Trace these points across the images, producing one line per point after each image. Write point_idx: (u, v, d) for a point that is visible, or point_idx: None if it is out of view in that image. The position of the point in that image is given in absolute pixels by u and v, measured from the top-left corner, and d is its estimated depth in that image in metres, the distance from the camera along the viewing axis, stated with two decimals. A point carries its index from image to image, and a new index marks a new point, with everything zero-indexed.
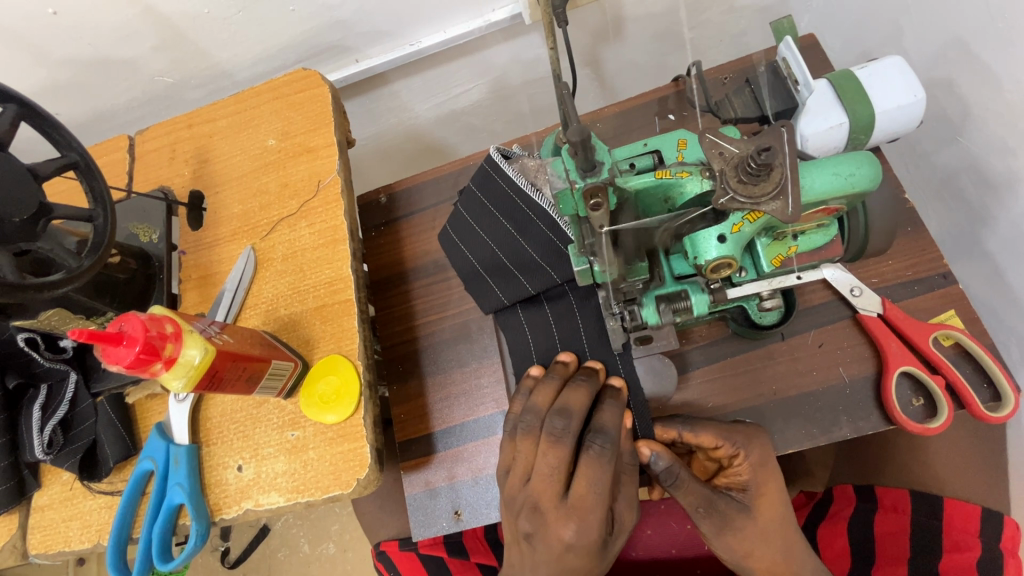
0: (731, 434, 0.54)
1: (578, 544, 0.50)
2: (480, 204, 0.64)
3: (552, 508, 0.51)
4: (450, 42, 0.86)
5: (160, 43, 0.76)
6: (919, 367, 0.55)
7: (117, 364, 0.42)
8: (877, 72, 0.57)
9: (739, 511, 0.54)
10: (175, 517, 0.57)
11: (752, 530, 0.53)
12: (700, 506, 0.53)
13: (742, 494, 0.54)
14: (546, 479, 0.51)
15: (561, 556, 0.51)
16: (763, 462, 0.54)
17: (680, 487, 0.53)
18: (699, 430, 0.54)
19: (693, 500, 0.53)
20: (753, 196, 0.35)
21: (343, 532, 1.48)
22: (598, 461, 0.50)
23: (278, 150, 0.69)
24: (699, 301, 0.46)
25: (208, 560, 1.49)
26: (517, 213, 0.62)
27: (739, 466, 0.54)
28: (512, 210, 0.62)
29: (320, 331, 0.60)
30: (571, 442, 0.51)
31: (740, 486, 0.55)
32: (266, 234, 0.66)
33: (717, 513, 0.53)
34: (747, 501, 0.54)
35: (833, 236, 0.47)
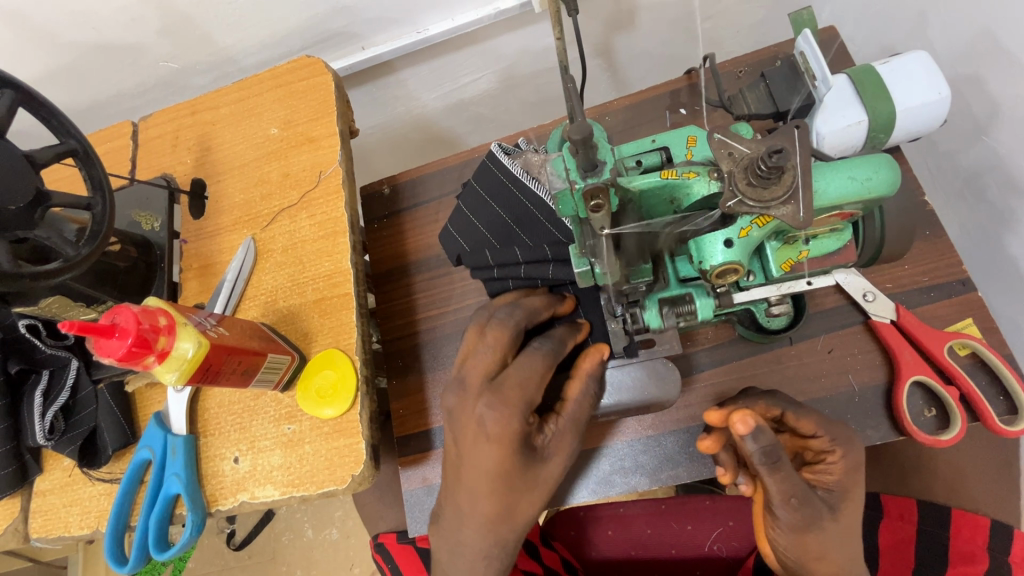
0: (833, 427, 0.50)
1: (491, 425, 0.46)
2: (481, 197, 0.62)
3: (478, 383, 0.49)
4: (458, 30, 0.84)
5: (164, 28, 0.75)
6: (931, 377, 0.53)
7: (108, 357, 0.41)
8: (899, 67, 0.55)
9: (823, 509, 0.48)
10: (172, 507, 0.57)
11: (835, 534, 0.49)
12: (798, 500, 0.47)
13: (830, 493, 0.50)
14: (481, 357, 0.50)
15: (475, 440, 0.47)
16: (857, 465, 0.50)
17: (779, 470, 0.46)
18: (804, 413, 0.49)
19: (787, 489, 0.47)
20: (763, 199, 0.33)
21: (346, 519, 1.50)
22: (535, 351, 0.50)
23: (280, 139, 0.68)
24: (704, 305, 0.43)
25: (214, 542, 1.52)
26: (509, 199, 0.61)
27: (831, 464, 0.50)
28: (504, 195, 0.61)
29: (319, 324, 0.59)
30: (516, 329, 0.52)
31: (829, 484, 0.50)
32: (266, 225, 0.65)
33: (808, 505, 0.47)
34: (831, 501, 0.50)
35: (848, 241, 0.45)
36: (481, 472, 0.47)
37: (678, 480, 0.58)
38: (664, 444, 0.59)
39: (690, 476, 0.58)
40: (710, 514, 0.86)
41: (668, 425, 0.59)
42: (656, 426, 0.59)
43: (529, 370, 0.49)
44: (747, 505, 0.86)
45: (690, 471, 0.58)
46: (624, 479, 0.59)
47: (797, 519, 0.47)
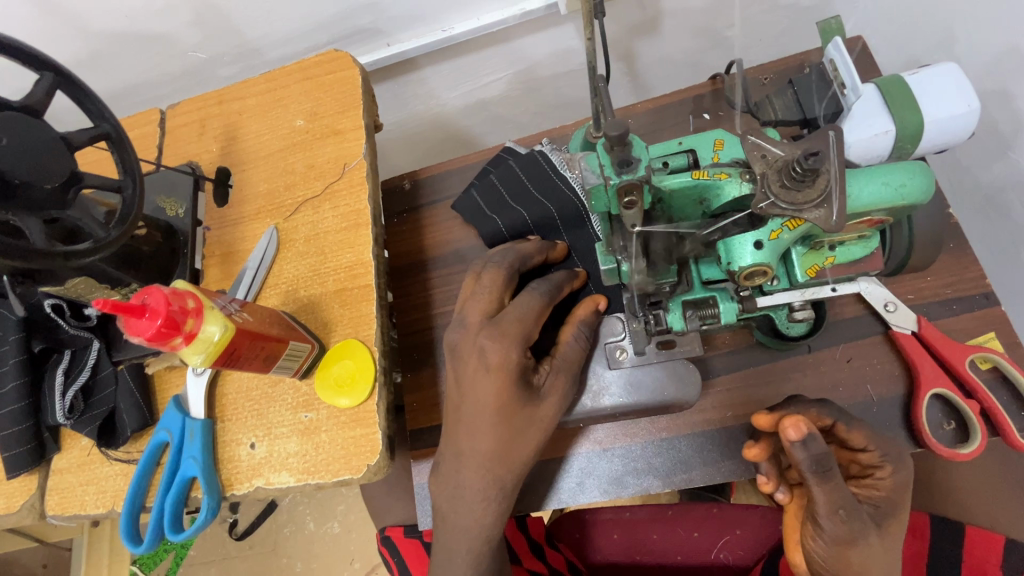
0: (885, 443, 0.50)
1: (491, 353, 0.49)
2: (516, 176, 0.70)
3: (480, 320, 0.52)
4: (484, 29, 0.84)
5: (195, 19, 0.77)
6: (951, 390, 0.52)
7: (138, 336, 0.42)
8: (928, 79, 0.55)
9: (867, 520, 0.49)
10: (187, 489, 0.58)
11: (878, 551, 0.49)
12: (849, 513, 0.47)
13: (876, 509, 0.51)
14: (482, 296, 0.54)
15: (475, 371, 0.50)
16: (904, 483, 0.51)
17: (828, 479, 0.47)
18: (856, 427, 0.50)
19: (836, 499, 0.48)
20: (795, 202, 0.34)
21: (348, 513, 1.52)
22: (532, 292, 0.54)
23: (305, 131, 0.69)
24: (727, 308, 0.43)
25: (215, 531, 1.54)
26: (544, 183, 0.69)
27: (879, 479, 0.51)
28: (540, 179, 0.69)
29: (339, 314, 0.59)
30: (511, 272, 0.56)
31: (875, 500, 0.51)
32: (289, 215, 0.66)
33: (856, 517, 0.48)
34: (877, 517, 0.51)
35: (875, 250, 0.45)
36: (482, 404, 0.49)
37: (692, 484, 0.58)
38: (679, 447, 0.58)
39: (703, 480, 0.57)
40: (717, 522, 0.87)
41: (683, 428, 0.59)
42: (670, 429, 0.59)
43: (526, 309, 0.52)
44: (755, 514, 0.86)
45: (704, 475, 0.58)
46: (636, 480, 0.59)
47: (844, 531, 0.47)
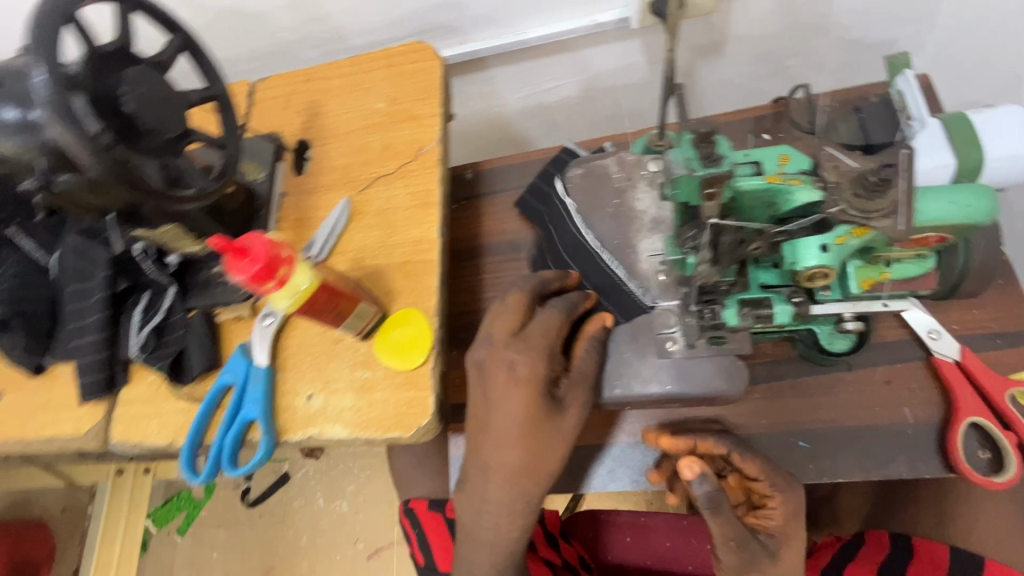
0: (774, 472, 0.56)
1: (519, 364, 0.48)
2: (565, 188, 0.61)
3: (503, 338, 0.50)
4: (556, 36, 0.88)
5: (292, 2, 0.83)
6: (989, 420, 0.54)
7: (238, 275, 0.46)
8: (992, 119, 0.57)
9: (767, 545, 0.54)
10: (245, 430, 0.62)
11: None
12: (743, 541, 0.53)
13: (770, 538, 0.56)
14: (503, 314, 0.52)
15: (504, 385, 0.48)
16: (796, 511, 0.56)
17: (718, 512, 0.51)
18: (748, 456, 0.55)
19: (727, 532, 0.53)
20: (866, 210, 0.36)
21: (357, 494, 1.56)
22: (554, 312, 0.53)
23: (384, 114, 0.73)
24: (782, 309, 0.46)
25: (228, 496, 1.61)
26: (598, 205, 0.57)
27: (773, 508, 0.56)
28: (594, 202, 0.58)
29: (402, 285, 0.63)
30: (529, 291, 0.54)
31: (770, 529, 0.56)
32: (362, 189, 0.70)
33: (746, 546, 0.53)
34: (771, 546, 0.55)
35: (931, 271, 0.48)
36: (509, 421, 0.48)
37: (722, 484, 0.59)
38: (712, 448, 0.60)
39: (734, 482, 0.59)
40: None
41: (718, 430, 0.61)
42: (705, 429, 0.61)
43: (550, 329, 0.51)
44: None
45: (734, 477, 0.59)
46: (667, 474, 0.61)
47: (737, 561, 0.52)
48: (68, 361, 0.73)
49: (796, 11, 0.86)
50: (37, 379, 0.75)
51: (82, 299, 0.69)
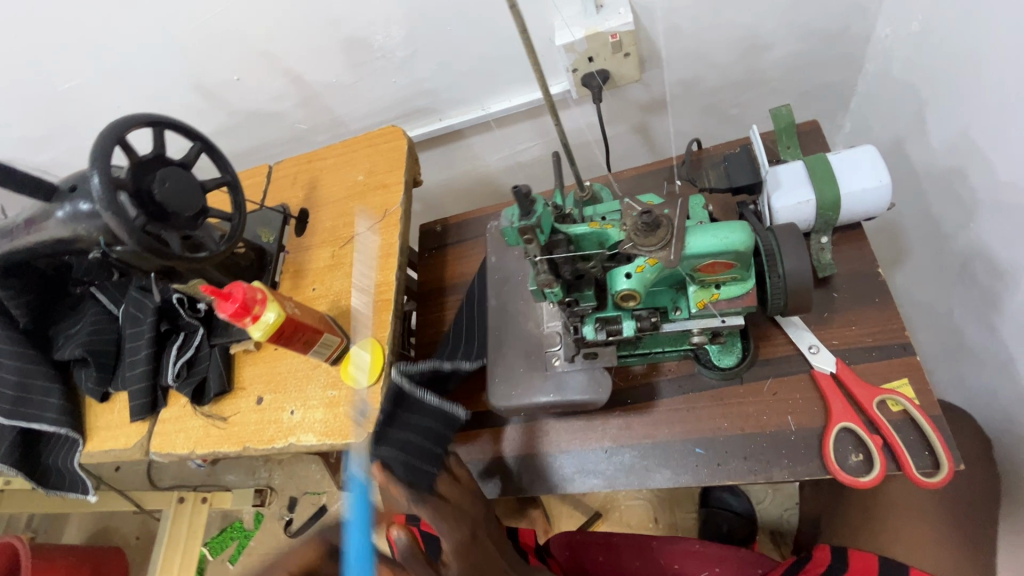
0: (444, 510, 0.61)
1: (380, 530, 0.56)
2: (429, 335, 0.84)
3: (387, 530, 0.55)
4: (515, 108, 1.05)
5: (301, 102, 1.05)
6: (856, 424, 0.59)
7: (223, 313, 0.63)
8: (848, 157, 0.66)
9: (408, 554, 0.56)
10: (195, 449, 0.81)
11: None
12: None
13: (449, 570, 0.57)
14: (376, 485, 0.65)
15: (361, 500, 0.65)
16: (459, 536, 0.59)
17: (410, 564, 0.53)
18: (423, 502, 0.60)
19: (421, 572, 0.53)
20: (647, 246, 0.47)
21: None
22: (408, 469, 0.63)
23: (363, 184, 0.91)
24: (628, 325, 0.56)
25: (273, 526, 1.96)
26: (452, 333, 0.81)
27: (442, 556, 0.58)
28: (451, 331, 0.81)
29: (365, 320, 0.78)
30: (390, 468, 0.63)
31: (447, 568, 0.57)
32: (343, 246, 0.87)
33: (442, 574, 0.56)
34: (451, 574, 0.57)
35: (753, 288, 0.54)
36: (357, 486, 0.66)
37: (631, 487, 0.67)
38: (623, 456, 0.69)
39: (640, 485, 0.67)
40: (698, 557, 0.94)
41: (628, 439, 0.69)
42: (617, 439, 0.70)
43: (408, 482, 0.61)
44: (735, 554, 0.93)
45: (640, 480, 0.67)
46: (583, 481, 0.69)
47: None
48: (125, 389, 0.93)
49: (722, 69, 0.98)
50: (102, 404, 0.95)
51: (135, 339, 0.89)
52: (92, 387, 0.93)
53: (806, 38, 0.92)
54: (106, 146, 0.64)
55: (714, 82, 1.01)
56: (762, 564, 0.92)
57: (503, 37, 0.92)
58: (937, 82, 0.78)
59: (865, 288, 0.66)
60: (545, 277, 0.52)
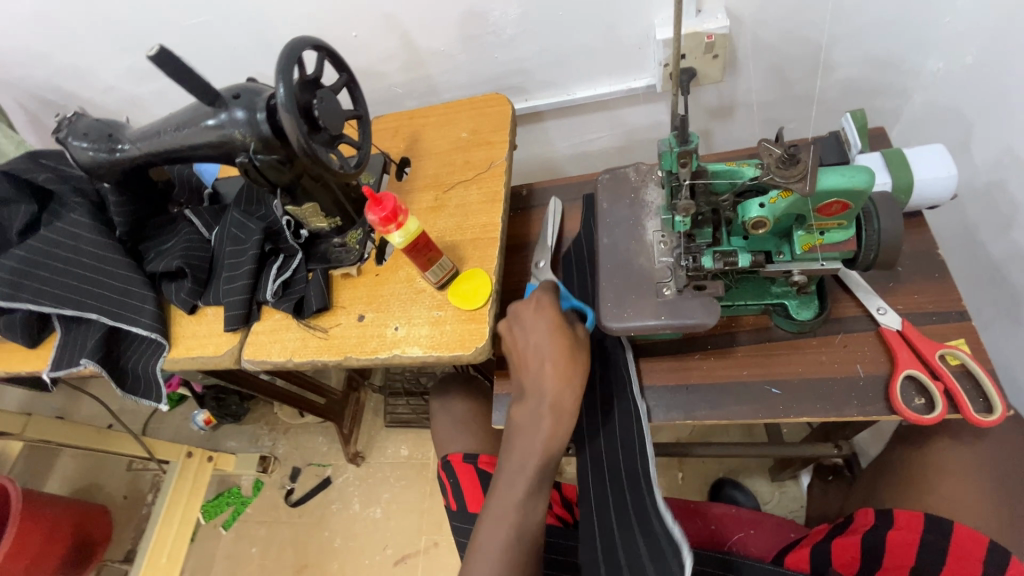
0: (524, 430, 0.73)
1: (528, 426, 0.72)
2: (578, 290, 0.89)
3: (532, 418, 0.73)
4: (598, 97, 1.15)
5: (404, 65, 1.14)
6: (921, 371, 0.68)
7: (373, 218, 0.70)
8: (920, 152, 0.77)
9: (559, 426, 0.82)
10: (295, 356, 0.86)
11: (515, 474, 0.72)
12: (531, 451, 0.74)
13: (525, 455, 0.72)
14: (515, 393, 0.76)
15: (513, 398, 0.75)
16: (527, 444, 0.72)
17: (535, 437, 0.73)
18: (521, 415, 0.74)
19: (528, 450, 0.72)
20: (787, 178, 0.55)
21: (390, 502, 1.92)
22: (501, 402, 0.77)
23: (467, 140, 1.00)
24: (744, 258, 0.64)
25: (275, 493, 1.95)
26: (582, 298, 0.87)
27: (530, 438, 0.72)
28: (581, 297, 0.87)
29: (470, 253, 0.86)
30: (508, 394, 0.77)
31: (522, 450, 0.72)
32: (447, 190, 0.95)
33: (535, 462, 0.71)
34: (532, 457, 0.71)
35: (852, 237, 0.63)
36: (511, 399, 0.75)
37: (710, 418, 0.75)
38: (703, 392, 0.76)
39: (719, 417, 0.74)
40: (737, 520, 1.00)
41: (709, 377, 0.77)
42: (699, 378, 0.77)
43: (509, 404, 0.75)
44: (771, 520, 1.00)
45: (719, 413, 0.75)
46: (667, 411, 0.76)
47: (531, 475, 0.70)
48: (217, 302, 0.97)
49: (789, 85, 1.11)
50: (188, 316, 1.00)
51: (238, 254, 0.95)
52: (184, 297, 0.98)
53: (868, 68, 1.04)
54: (289, 60, 0.72)
55: (779, 97, 1.14)
56: (796, 530, 1.00)
57: (605, 29, 1.03)
58: (985, 109, 0.91)
59: (927, 264, 0.76)
60: (685, 202, 0.60)
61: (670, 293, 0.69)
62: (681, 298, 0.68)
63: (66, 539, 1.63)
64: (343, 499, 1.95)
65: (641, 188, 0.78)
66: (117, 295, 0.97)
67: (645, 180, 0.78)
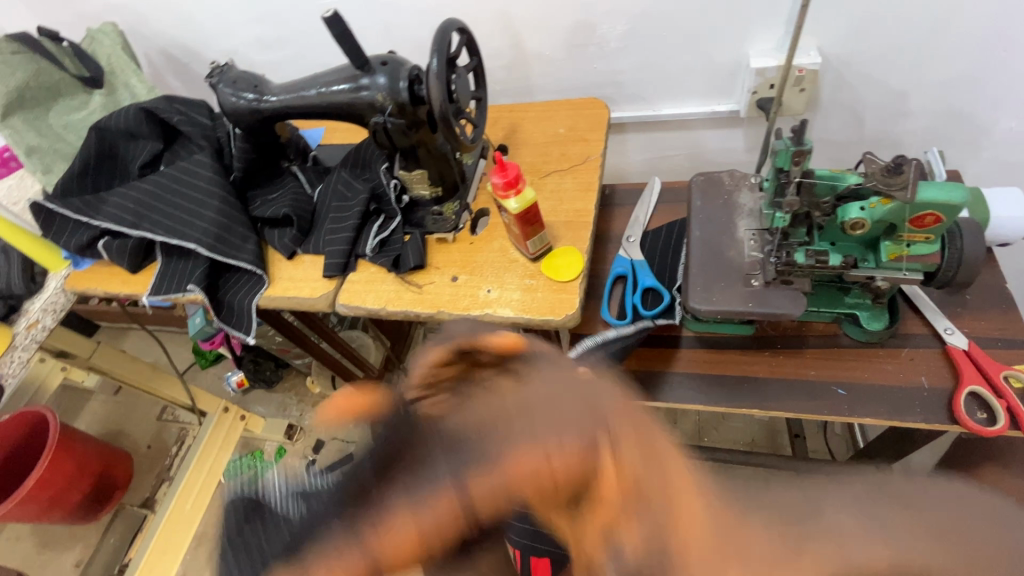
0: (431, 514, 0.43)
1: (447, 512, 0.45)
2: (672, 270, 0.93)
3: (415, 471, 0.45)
4: (681, 115, 1.24)
5: (508, 65, 1.24)
6: (983, 388, 0.73)
7: (498, 180, 0.82)
8: (997, 192, 0.83)
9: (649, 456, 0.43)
10: (391, 306, 0.94)
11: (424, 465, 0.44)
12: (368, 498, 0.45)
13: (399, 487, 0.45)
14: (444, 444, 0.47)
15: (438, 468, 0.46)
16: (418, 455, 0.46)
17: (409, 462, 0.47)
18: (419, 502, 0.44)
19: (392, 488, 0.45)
20: (890, 185, 0.63)
21: None
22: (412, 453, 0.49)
23: (564, 135, 1.08)
24: (834, 258, 0.71)
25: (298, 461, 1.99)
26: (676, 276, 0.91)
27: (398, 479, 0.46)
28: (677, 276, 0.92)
29: (563, 233, 0.94)
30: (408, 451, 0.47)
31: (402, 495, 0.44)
32: (542, 176, 1.03)
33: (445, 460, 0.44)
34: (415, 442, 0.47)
35: (935, 251, 0.70)
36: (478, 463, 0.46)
37: (778, 409, 0.80)
38: (772, 385, 0.82)
39: (786, 409, 0.79)
40: None
41: (779, 373, 0.82)
42: (769, 372, 0.83)
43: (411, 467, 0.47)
44: None
45: (786, 406, 0.80)
46: (736, 398, 0.82)
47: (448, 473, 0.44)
48: (317, 250, 1.05)
49: (864, 126, 1.18)
50: (286, 262, 1.08)
51: (345, 209, 1.03)
52: (287, 243, 1.06)
53: (940, 117, 1.12)
54: (444, 37, 0.82)
55: (852, 137, 1.21)
56: None
57: (701, 53, 1.12)
58: None
59: (995, 296, 0.82)
60: (792, 198, 0.67)
61: (757, 284, 0.76)
62: (768, 291, 0.75)
63: (89, 477, 1.66)
64: None
65: (733, 191, 0.85)
66: (217, 230, 1.04)
67: (737, 184, 0.86)
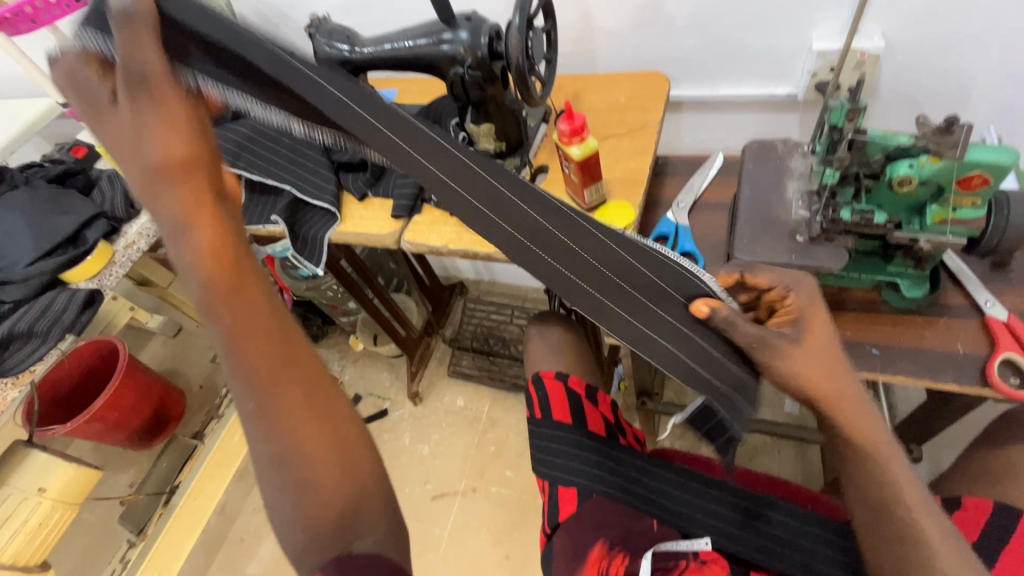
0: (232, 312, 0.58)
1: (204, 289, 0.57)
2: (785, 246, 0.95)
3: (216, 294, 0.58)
4: (739, 96, 1.28)
5: (575, 38, 1.31)
6: (1019, 354, 0.76)
7: (563, 126, 0.90)
8: None
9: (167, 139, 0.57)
10: (454, 244, 1.04)
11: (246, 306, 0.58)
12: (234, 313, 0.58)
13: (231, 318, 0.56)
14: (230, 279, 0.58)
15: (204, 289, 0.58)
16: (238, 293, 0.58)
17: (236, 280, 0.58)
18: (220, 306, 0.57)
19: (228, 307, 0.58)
20: (940, 144, 0.66)
21: (439, 443, 2.01)
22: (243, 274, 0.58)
23: (625, 103, 1.14)
24: (879, 217, 0.75)
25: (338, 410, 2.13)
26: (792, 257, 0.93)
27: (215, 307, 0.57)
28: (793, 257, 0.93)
29: (616, 191, 1.01)
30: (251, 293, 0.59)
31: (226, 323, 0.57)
32: (602, 139, 1.09)
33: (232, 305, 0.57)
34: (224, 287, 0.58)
35: (983, 217, 0.72)
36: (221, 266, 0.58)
37: None
38: None
39: None
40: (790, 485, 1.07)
41: None
42: None
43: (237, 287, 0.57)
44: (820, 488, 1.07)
45: None
46: None
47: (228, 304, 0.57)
48: (386, 192, 1.14)
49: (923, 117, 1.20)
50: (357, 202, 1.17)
51: None
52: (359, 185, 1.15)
53: (1005, 110, 1.12)
54: None
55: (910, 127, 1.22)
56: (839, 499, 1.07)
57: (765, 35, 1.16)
58: None
59: None
60: (842, 154, 0.73)
61: (801, 241, 0.83)
62: (811, 247, 0.82)
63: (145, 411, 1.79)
64: (395, 431, 2.06)
65: (790, 156, 0.91)
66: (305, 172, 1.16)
67: (793, 150, 0.91)
